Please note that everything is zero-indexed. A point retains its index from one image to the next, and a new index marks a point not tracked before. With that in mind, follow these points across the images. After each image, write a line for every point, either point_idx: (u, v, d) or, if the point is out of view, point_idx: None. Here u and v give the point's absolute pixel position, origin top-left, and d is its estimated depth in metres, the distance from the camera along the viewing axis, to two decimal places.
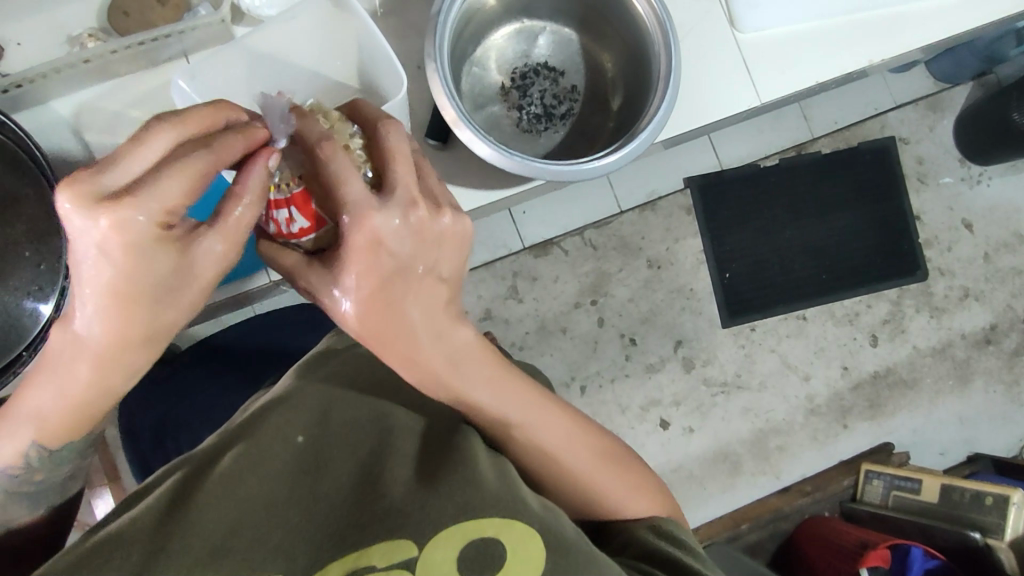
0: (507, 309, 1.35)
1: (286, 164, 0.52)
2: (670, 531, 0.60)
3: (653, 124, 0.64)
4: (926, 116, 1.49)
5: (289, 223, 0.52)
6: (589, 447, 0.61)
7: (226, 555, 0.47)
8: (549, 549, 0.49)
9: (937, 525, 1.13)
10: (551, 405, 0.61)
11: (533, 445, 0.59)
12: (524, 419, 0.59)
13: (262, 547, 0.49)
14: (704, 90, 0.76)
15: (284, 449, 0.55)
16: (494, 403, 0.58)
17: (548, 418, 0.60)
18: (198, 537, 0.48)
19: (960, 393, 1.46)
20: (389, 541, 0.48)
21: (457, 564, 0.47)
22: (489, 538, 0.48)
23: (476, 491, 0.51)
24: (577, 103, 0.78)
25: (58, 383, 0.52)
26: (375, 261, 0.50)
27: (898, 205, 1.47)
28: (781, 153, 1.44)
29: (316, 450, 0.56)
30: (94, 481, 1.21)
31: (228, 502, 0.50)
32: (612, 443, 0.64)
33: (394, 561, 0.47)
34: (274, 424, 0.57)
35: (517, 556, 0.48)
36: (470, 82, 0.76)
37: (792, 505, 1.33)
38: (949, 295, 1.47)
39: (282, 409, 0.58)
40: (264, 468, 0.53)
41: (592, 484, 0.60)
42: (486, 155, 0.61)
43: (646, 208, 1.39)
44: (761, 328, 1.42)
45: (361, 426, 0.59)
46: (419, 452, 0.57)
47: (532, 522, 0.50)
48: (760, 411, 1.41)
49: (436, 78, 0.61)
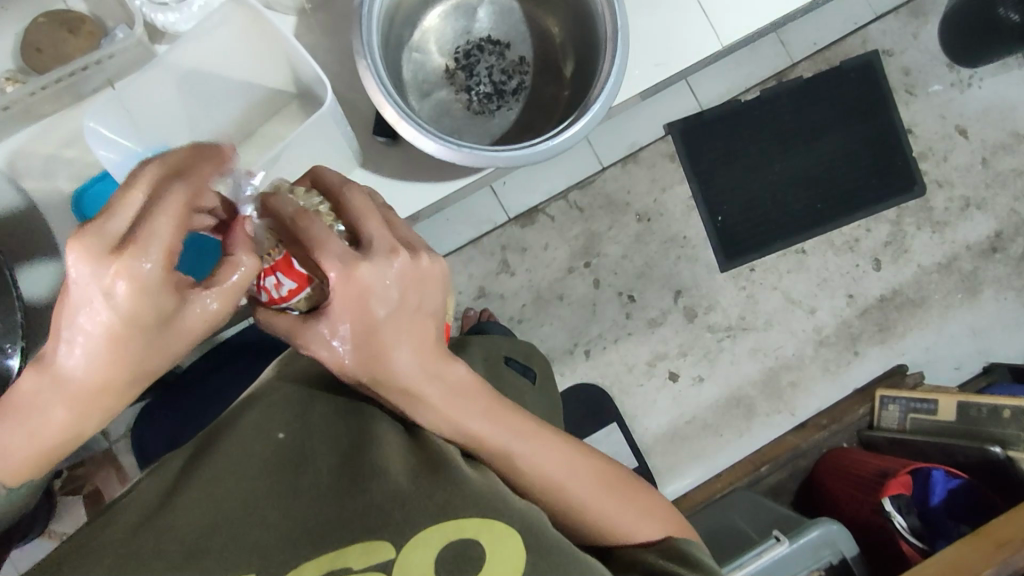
0: (501, 283, 1.33)
1: (266, 233, 0.50)
2: (689, 551, 0.56)
3: (606, 91, 0.61)
4: (909, 23, 1.43)
5: (278, 287, 0.50)
6: (595, 471, 0.58)
7: (204, 555, 0.44)
8: (530, 551, 0.46)
9: (958, 444, 1.11)
10: (561, 436, 0.59)
11: (541, 476, 0.56)
12: (528, 452, 0.56)
13: (237, 545, 0.45)
14: (661, 40, 0.72)
15: (262, 446, 0.52)
16: (505, 438, 0.55)
17: (559, 444, 0.58)
18: (172, 540, 0.45)
19: (969, 305, 1.43)
20: (365, 539, 0.44)
21: (435, 566, 0.44)
22: (467, 540, 0.45)
23: (454, 489, 0.47)
24: (528, 76, 0.75)
25: (28, 428, 0.45)
26: (365, 309, 0.49)
27: (887, 121, 1.42)
28: (762, 84, 1.39)
29: (297, 449, 0.52)
30: None
31: (202, 504, 0.47)
32: (618, 470, 0.61)
33: (372, 563, 0.44)
34: (251, 424, 0.53)
35: (495, 556, 0.45)
36: (412, 69, 0.72)
37: (810, 440, 1.33)
38: (949, 207, 1.44)
39: (260, 409, 0.56)
40: (240, 467, 0.50)
41: (602, 507, 0.57)
42: (431, 150, 0.59)
43: (628, 161, 1.36)
44: (760, 268, 1.39)
45: (345, 424, 0.55)
46: (407, 446, 0.53)
47: (512, 522, 0.46)
48: (769, 349, 1.39)
49: (369, 75, 0.59)
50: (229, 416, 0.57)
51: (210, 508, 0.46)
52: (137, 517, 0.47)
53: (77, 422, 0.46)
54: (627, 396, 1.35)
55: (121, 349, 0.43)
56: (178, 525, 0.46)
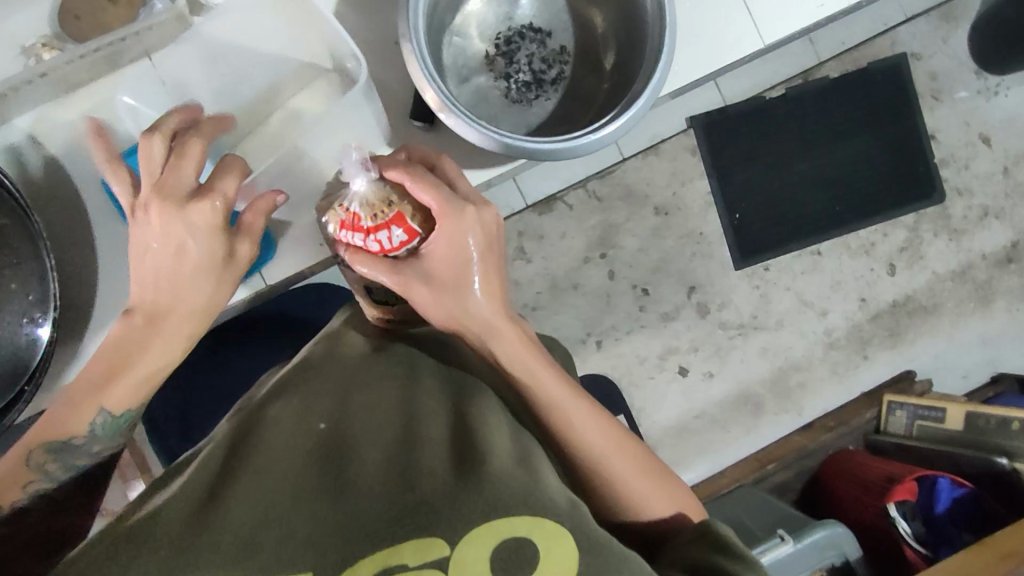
0: (516, 270, 1.32)
1: (377, 192, 0.57)
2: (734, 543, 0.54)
3: (651, 87, 0.61)
4: (939, 27, 1.41)
5: (391, 239, 0.57)
6: (634, 453, 0.62)
7: (256, 550, 0.44)
8: (582, 550, 0.47)
9: (965, 454, 1.13)
10: (609, 419, 0.62)
11: (594, 452, 0.59)
12: (584, 429, 0.59)
13: (288, 540, 0.45)
14: (704, 36, 0.71)
15: (306, 438, 0.52)
16: (564, 408, 0.59)
17: (606, 428, 0.61)
18: (224, 530, 0.45)
19: (981, 314, 1.43)
20: (420, 537, 0.45)
21: (491, 564, 0.44)
22: (521, 538, 0.45)
23: (503, 487, 0.47)
24: (568, 66, 0.74)
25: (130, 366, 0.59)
26: (467, 246, 0.58)
27: (911, 125, 1.41)
28: (787, 81, 1.38)
29: (340, 438, 0.52)
30: (127, 475, 1.21)
31: (252, 496, 0.47)
32: (654, 455, 0.63)
33: (428, 560, 0.44)
34: (293, 416, 0.54)
35: (549, 557, 0.46)
36: (452, 53, 0.71)
37: (817, 442, 1.33)
38: (968, 215, 1.43)
39: (306, 400, 0.56)
40: (287, 459, 0.50)
41: (641, 485, 0.60)
42: (475, 139, 0.59)
43: (649, 153, 1.35)
44: (776, 267, 1.39)
45: (388, 413, 0.55)
46: (454, 438, 0.53)
47: (563, 522, 0.47)
48: (780, 349, 1.39)
49: (414, 60, 0.59)
50: (274, 402, 0.57)
51: (259, 501, 0.47)
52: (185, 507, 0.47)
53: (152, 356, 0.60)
54: (637, 388, 1.35)
55: (191, 263, 0.59)
56: (229, 516, 0.46)
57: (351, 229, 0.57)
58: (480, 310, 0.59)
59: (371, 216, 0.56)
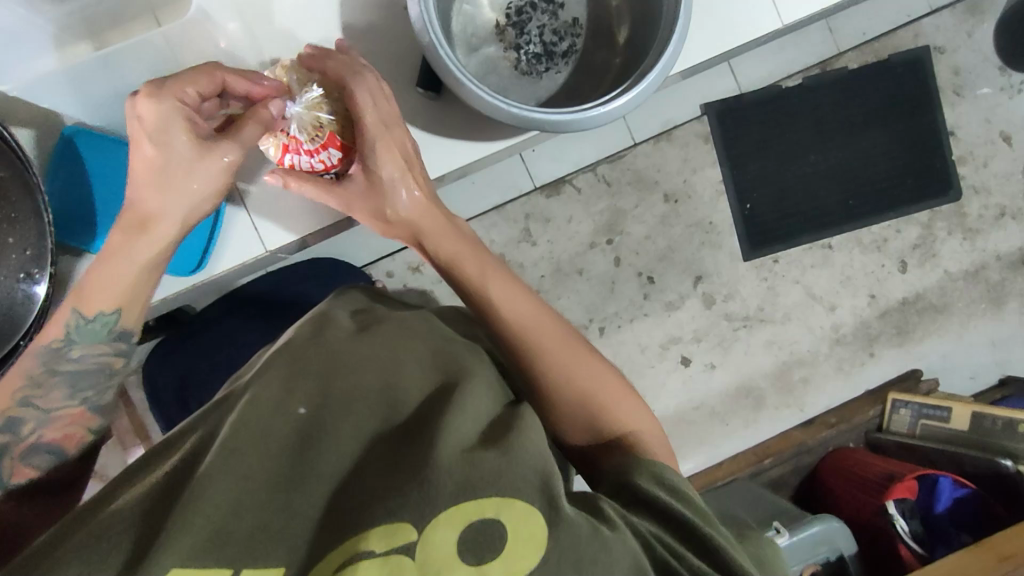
0: (521, 252, 1.31)
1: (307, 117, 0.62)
2: (678, 482, 0.50)
3: (663, 61, 0.60)
4: (964, 21, 1.38)
5: (330, 157, 0.65)
6: (579, 351, 0.60)
7: (230, 540, 0.41)
8: (551, 526, 0.42)
9: (968, 454, 1.12)
10: (549, 309, 0.62)
11: (534, 335, 0.59)
12: (522, 317, 0.60)
13: (265, 532, 0.42)
14: (720, 15, 0.70)
15: (284, 422, 0.48)
16: (500, 301, 0.61)
17: (547, 320, 0.61)
18: (197, 515, 0.41)
19: (992, 316, 1.41)
20: (389, 522, 0.41)
21: (456, 548, 0.41)
22: (489, 520, 0.42)
23: (476, 469, 0.44)
24: (579, 39, 0.72)
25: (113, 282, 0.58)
26: (393, 166, 0.64)
27: (930, 120, 1.38)
28: (805, 71, 1.35)
29: (320, 421, 0.48)
30: (125, 442, 1.21)
31: (223, 479, 0.43)
32: (604, 362, 0.61)
33: (394, 547, 0.40)
34: (270, 392, 0.49)
35: (519, 537, 0.41)
36: (462, 22, 0.70)
37: (817, 437, 1.32)
38: (983, 214, 1.40)
39: (283, 367, 0.52)
40: (263, 440, 0.46)
41: (581, 374, 0.58)
42: (484, 106, 0.58)
43: (661, 139, 1.33)
44: (785, 260, 1.37)
45: (370, 387, 0.52)
46: (428, 413, 0.50)
47: (534, 501, 0.43)
48: (785, 342, 1.38)
49: (420, 19, 0.58)
50: (250, 377, 0.53)
51: (234, 490, 0.43)
52: (150, 505, 0.43)
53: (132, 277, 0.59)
54: (638, 376, 1.34)
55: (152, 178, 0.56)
56: (200, 504, 0.41)
57: (295, 152, 0.63)
58: (407, 215, 0.66)
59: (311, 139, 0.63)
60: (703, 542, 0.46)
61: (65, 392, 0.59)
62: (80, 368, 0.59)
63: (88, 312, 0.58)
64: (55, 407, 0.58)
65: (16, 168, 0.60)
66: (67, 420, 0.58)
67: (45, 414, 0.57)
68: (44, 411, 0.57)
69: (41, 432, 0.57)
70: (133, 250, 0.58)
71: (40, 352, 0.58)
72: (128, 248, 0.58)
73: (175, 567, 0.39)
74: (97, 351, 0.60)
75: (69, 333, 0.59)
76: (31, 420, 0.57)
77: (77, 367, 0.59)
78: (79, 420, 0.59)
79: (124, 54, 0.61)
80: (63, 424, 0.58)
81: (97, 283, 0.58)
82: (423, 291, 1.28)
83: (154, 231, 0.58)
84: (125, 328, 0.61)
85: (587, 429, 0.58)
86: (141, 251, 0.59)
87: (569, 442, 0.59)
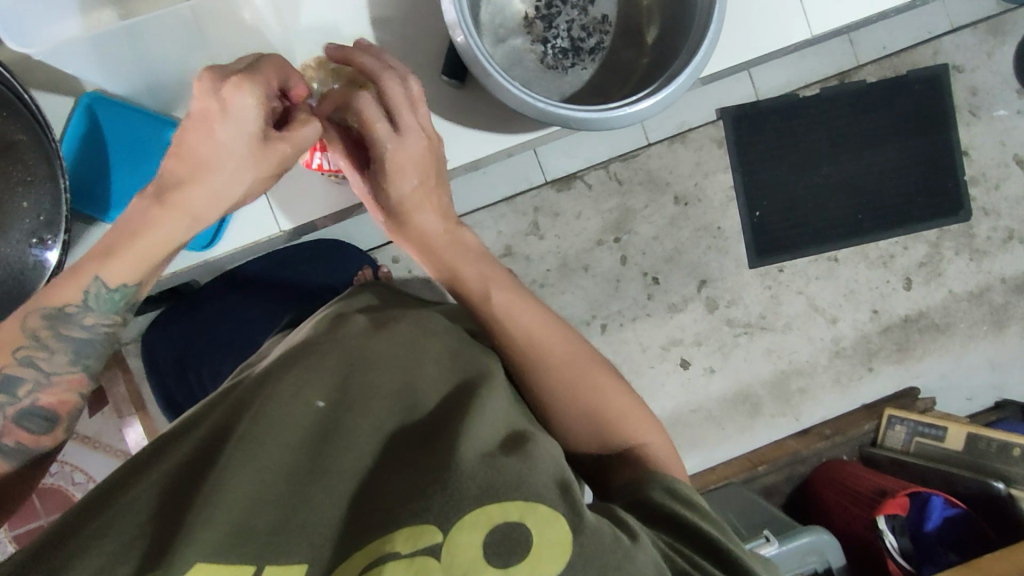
0: (528, 245, 1.31)
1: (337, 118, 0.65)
2: (689, 494, 0.50)
3: (692, 65, 0.59)
4: (985, 41, 1.37)
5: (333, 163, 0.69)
6: (586, 366, 0.59)
7: (252, 536, 0.42)
8: (575, 531, 0.41)
9: (962, 475, 1.13)
10: (556, 324, 0.62)
11: (538, 353, 0.59)
12: (527, 332, 0.60)
13: (286, 527, 0.43)
14: (749, 22, 0.69)
15: (303, 414, 0.50)
16: (506, 314, 0.61)
17: (553, 335, 0.60)
18: (222, 510, 0.42)
19: (993, 338, 1.41)
20: (413, 523, 0.41)
21: (481, 551, 0.40)
22: (512, 523, 0.41)
23: (499, 473, 0.43)
24: (608, 36, 0.72)
25: (145, 244, 0.58)
26: (403, 185, 0.65)
27: (945, 139, 1.38)
28: (824, 82, 1.35)
29: (337, 417, 0.50)
30: (122, 411, 1.22)
31: (247, 474, 0.44)
32: (612, 375, 0.61)
33: (418, 547, 0.40)
34: (291, 387, 0.51)
35: (543, 542, 0.41)
36: (490, 12, 0.70)
37: (811, 448, 1.32)
38: (992, 236, 1.40)
39: (302, 364, 0.54)
40: (283, 435, 0.48)
41: (588, 390, 0.58)
42: (514, 102, 0.58)
43: (675, 141, 1.33)
44: (790, 269, 1.37)
45: (388, 388, 0.53)
46: (449, 416, 0.50)
47: (557, 506, 0.43)
48: (785, 351, 1.38)
49: (452, 7, 0.57)
50: (269, 370, 0.55)
51: (256, 481, 0.45)
52: (176, 496, 0.45)
53: (172, 234, 0.59)
54: (637, 376, 1.34)
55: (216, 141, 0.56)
56: (224, 495, 0.43)
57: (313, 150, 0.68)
58: (422, 228, 0.68)
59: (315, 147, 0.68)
60: (717, 552, 0.46)
61: (69, 357, 0.58)
62: (89, 337, 0.58)
63: (111, 281, 0.57)
64: (56, 371, 0.57)
65: (32, 129, 0.60)
66: (64, 385, 0.57)
67: (45, 376, 0.56)
68: (45, 373, 0.56)
69: (37, 394, 0.56)
70: (163, 226, 0.58)
71: (48, 315, 0.56)
72: (159, 220, 0.58)
73: (198, 560, 0.40)
74: (107, 322, 0.59)
75: (84, 300, 0.57)
76: (28, 381, 0.55)
77: (85, 336, 0.58)
78: (75, 387, 0.58)
79: (151, 26, 0.56)
80: (59, 390, 0.57)
81: (117, 249, 0.57)
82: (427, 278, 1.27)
83: (189, 205, 0.58)
84: (137, 301, 0.61)
85: (598, 442, 0.58)
86: (172, 224, 0.58)
87: (579, 454, 0.59)
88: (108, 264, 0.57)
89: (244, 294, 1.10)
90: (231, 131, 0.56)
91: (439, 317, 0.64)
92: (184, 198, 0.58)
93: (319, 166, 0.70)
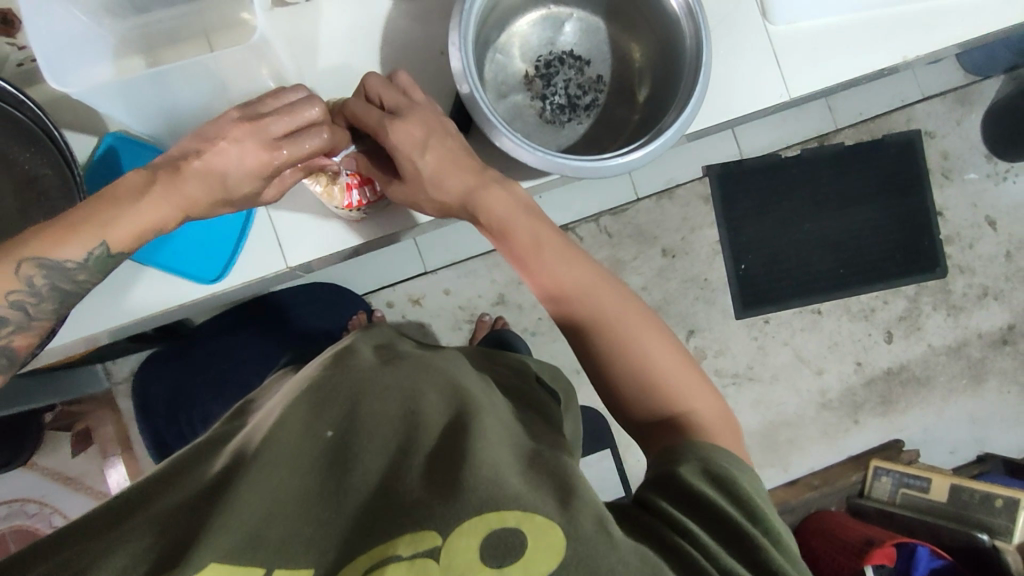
0: (521, 294, 1.32)
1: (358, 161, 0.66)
2: (729, 473, 0.50)
3: (679, 121, 0.64)
4: (954, 109, 1.46)
5: (367, 194, 0.68)
6: (641, 321, 0.61)
7: (260, 547, 0.44)
8: (572, 539, 0.42)
9: (946, 526, 1.15)
10: (606, 276, 0.64)
11: (596, 302, 0.62)
12: (578, 279, 0.63)
13: (296, 539, 0.45)
14: (731, 83, 0.75)
15: (311, 445, 0.51)
16: (555, 266, 0.63)
17: (606, 289, 0.63)
18: (232, 521, 0.44)
19: (972, 392, 1.44)
20: (413, 532, 0.42)
21: (480, 555, 0.41)
22: (509, 528, 0.42)
23: (498, 483, 0.44)
24: (601, 94, 0.78)
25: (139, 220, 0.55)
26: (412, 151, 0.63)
27: (921, 200, 1.44)
28: (804, 143, 1.42)
29: (345, 442, 0.51)
30: (108, 451, 1.24)
31: (257, 496, 0.45)
32: (663, 329, 0.62)
33: (418, 552, 0.41)
34: (298, 420, 0.53)
35: (542, 545, 0.41)
36: (494, 70, 0.76)
37: (798, 498, 1.34)
38: (967, 293, 1.45)
39: (310, 400, 0.56)
40: (294, 462, 0.49)
41: (637, 342, 0.60)
42: (507, 147, 0.62)
43: (663, 196, 1.38)
44: (775, 321, 1.41)
45: (392, 414, 0.53)
46: (450, 433, 0.50)
47: (553, 515, 0.43)
48: (771, 403, 1.40)
49: (457, 62, 0.62)
50: (276, 406, 0.57)
51: (266, 501, 0.46)
52: (187, 514, 0.46)
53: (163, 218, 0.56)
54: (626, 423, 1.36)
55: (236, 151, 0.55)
56: (234, 511, 0.44)
57: (351, 189, 0.67)
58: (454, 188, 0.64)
59: (333, 190, 0.67)
60: (744, 537, 0.46)
61: (54, 305, 0.55)
62: (73, 290, 0.56)
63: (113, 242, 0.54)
64: (38, 316, 0.55)
65: (59, 167, 0.63)
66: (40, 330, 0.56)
67: None
68: (28, 317, 0.54)
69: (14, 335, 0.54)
70: (156, 207, 0.55)
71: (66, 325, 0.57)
72: (160, 200, 0.55)
73: (213, 562, 0.41)
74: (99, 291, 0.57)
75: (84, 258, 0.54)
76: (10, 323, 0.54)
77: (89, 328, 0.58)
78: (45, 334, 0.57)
79: (180, 70, 0.59)
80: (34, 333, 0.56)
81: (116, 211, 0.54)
82: (422, 324, 1.30)
83: (188, 201, 0.56)
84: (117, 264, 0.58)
85: (649, 403, 0.58)
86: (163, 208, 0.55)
87: (632, 420, 0.60)
88: (111, 230, 0.54)
89: (242, 337, 1.13)
90: (239, 159, 0.55)
91: (436, 358, 0.65)
92: (186, 186, 0.55)
93: (357, 204, 0.68)
